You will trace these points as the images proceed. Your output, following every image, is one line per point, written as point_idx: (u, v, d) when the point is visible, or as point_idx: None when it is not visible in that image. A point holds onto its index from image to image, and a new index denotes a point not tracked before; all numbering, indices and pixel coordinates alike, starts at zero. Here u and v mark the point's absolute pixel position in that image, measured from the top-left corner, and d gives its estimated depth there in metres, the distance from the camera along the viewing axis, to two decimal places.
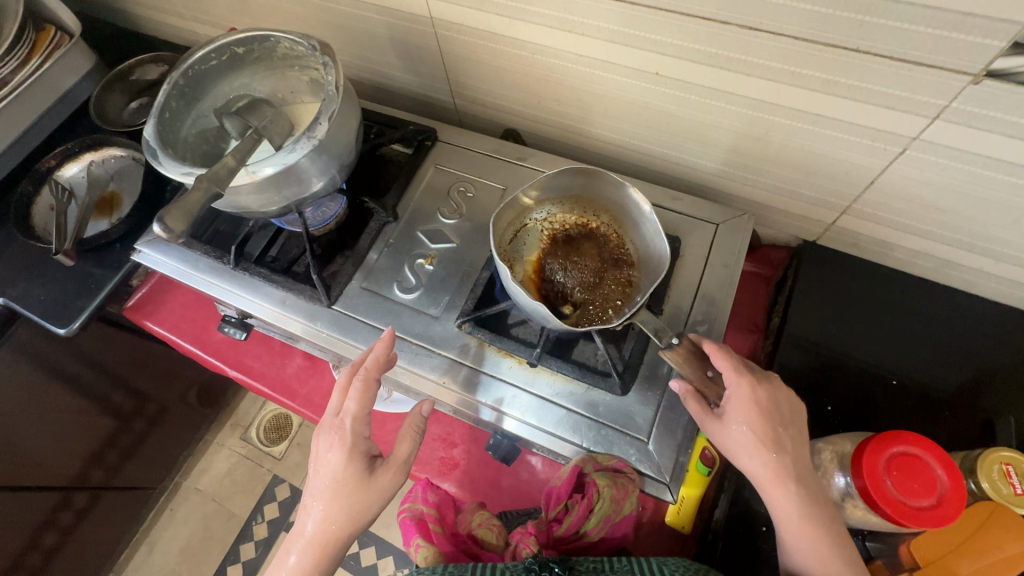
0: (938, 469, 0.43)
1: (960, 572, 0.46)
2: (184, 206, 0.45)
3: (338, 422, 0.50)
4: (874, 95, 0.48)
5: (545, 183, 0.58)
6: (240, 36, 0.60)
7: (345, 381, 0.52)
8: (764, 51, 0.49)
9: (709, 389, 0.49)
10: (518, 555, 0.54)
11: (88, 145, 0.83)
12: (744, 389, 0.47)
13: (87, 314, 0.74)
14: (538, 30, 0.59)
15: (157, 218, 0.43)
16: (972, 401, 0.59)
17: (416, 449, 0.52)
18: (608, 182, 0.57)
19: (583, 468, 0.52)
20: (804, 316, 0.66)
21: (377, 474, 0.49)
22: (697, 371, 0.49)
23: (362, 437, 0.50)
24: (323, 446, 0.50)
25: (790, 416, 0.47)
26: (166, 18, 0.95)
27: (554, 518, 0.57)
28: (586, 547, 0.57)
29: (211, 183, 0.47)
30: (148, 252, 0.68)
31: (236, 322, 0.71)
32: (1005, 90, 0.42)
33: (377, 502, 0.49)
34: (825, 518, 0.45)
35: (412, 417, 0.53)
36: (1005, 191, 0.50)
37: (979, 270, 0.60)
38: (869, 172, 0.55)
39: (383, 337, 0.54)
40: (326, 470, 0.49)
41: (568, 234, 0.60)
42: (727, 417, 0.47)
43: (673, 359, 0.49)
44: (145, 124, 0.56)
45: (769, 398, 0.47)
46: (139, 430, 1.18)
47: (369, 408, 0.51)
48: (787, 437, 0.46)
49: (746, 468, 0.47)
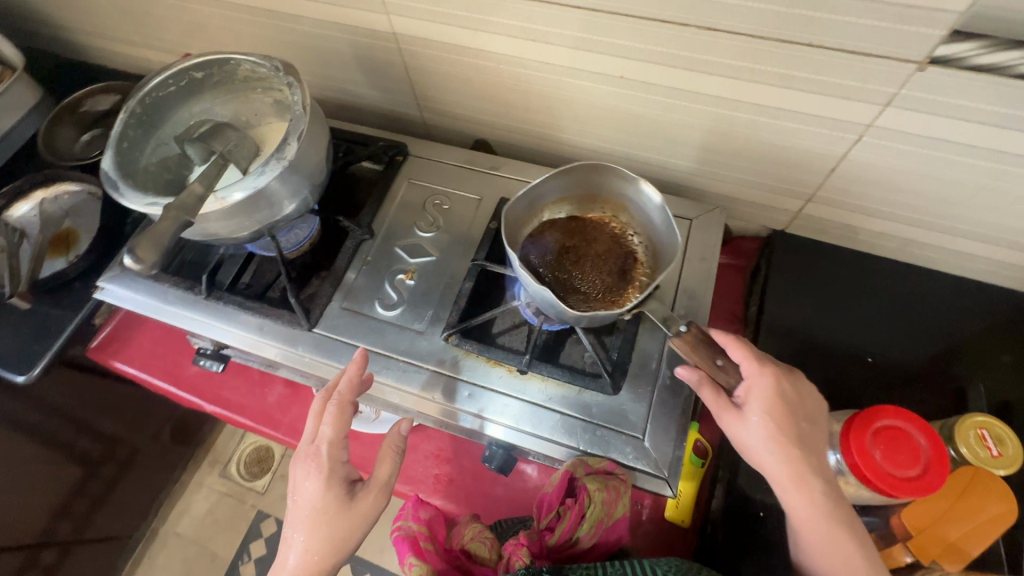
0: (920, 438, 0.44)
1: (949, 537, 0.47)
2: (156, 237, 0.44)
3: (313, 449, 0.49)
4: (827, 86, 0.50)
5: (559, 181, 0.57)
6: (198, 61, 0.58)
7: (320, 406, 0.51)
8: (723, 50, 0.51)
9: (720, 377, 0.49)
10: (512, 567, 0.54)
11: (39, 181, 0.79)
12: (766, 379, 0.48)
13: (47, 359, 0.70)
14: (502, 40, 0.60)
15: (127, 251, 0.43)
16: (941, 373, 0.62)
17: (396, 469, 0.51)
18: (621, 178, 0.55)
19: (574, 472, 0.52)
20: (781, 303, 0.68)
21: (357, 499, 0.49)
22: (707, 357, 0.50)
23: (339, 462, 0.49)
24: (300, 475, 0.49)
25: (808, 411, 0.49)
26: (118, 47, 0.92)
27: (545, 526, 0.57)
28: (581, 551, 0.57)
29: (181, 211, 0.45)
30: (111, 289, 0.64)
31: (212, 354, 0.65)
32: (950, 74, 0.44)
33: (360, 528, 0.48)
34: (847, 514, 0.46)
35: (389, 438, 0.52)
36: (955, 170, 0.52)
37: (939, 246, 0.63)
38: (830, 159, 0.58)
39: (355, 358, 0.53)
40: (304, 500, 0.48)
41: (584, 234, 0.59)
42: (746, 409, 0.48)
43: (683, 347, 0.49)
44: (102, 155, 0.54)
45: (793, 393, 0.49)
46: (110, 476, 1.12)
47: (345, 432, 0.50)
48: (812, 433, 0.48)
49: (764, 467, 0.48)
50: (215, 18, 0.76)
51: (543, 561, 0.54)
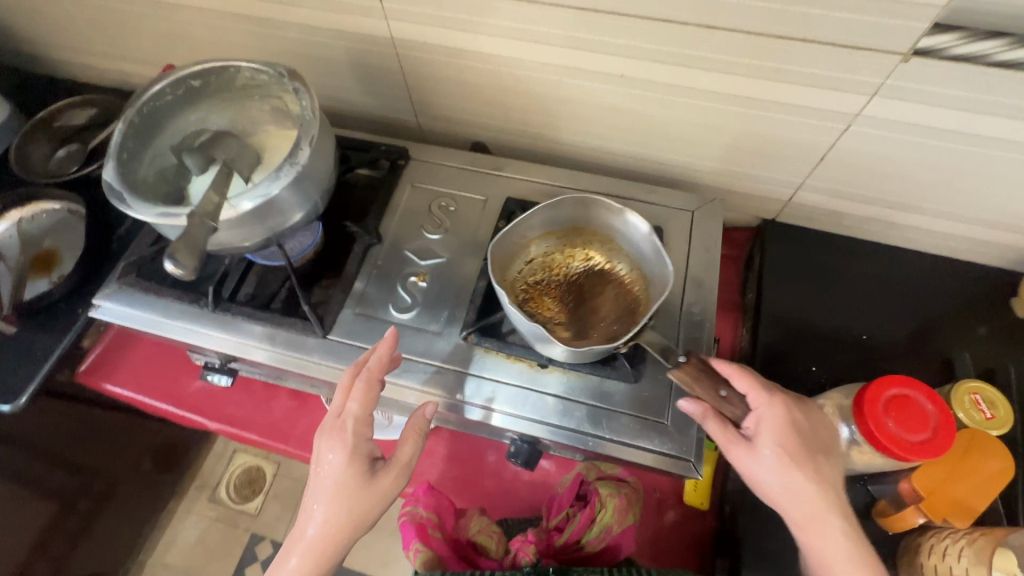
0: (927, 404, 0.47)
1: (957, 495, 0.50)
2: (191, 241, 0.45)
3: (339, 423, 0.49)
4: (817, 79, 0.53)
5: (545, 214, 0.57)
6: (196, 69, 0.57)
7: (348, 382, 0.51)
8: (718, 47, 0.54)
9: (727, 409, 0.50)
10: (518, 562, 0.59)
11: (14, 201, 0.76)
12: (776, 408, 0.49)
13: (34, 386, 0.67)
14: (501, 43, 0.61)
15: (167, 257, 0.44)
16: (930, 346, 0.66)
17: (419, 450, 0.50)
18: (607, 209, 0.56)
19: (586, 476, 0.62)
20: (777, 289, 0.71)
21: (378, 477, 0.48)
22: (710, 389, 0.50)
23: (365, 438, 0.49)
24: (324, 447, 0.48)
25: (818, 441, 0.49)
26: (91, 60, 0.89)
27: (555, 527, 0.62)
28: (589, 559, 0.60)
29: (206, 216, 0.47)
30: (108, 305, 0.62)
31: (220, 368, 0.64)
32: (931, 65, 0.48)
33: (379, 505, 0.48)
34: (857, 541, 0.46)
35: (416, 419, 0.51)
36: (936, 155, 0.56)
37: (919, 228, 0.67)
38: (819, 149, 0.61)
39: (387, 337, 0.52)
40: (327, 472, 0.47)
41: (575, 270, 0.59)
42: (757, 441, 0.48)
43: (683, 377, 0.50)
44: (103, 167, 0.52)
45: (802, 421, 0.50)
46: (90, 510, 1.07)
47: (371, 410, 0.50)
48: (825, 463, 0.48)
49: (777, 500, 0.48)
50: (201, 28, 0.75)
51: (548, 560, 0.59)
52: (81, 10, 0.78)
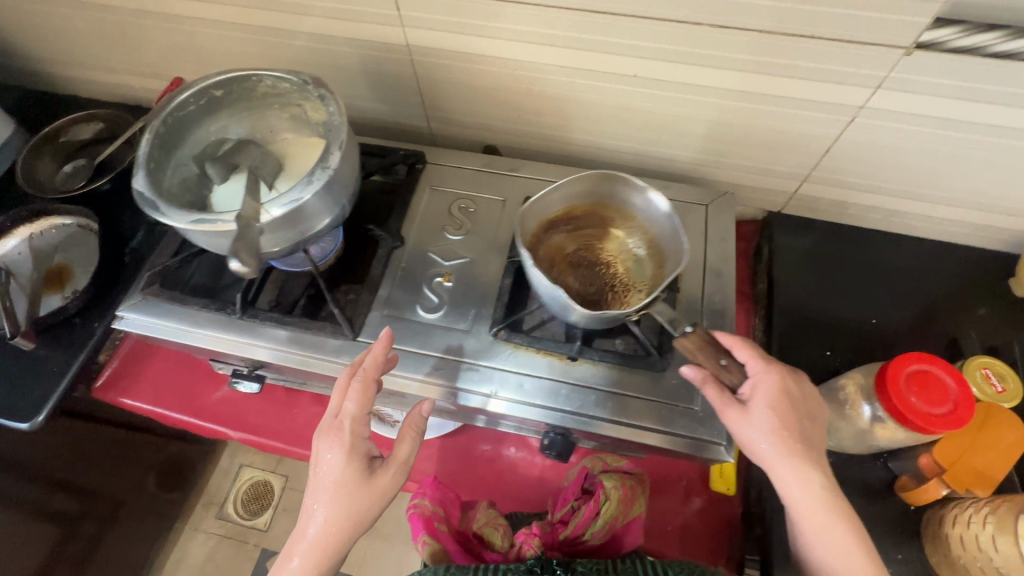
0: (947, 379, 0.49)
1: (978, 466, 0.53)
2: (247, 241, 0.47)
3: (336, 424, 0.49)
4: (824, 74, 0.56)
5: (573, 188, 0.59)
6: (219, 79, 0.58)
7: (344, 383, 0.51)
8: (729, 46, 0.56)
9: (725, 376, 0.50)
10: (523, 555, 0.58)
11: (24, 216, 0.75)
12: (771, 376, 0.50)
13: (53, 403, 0.67)
14: (517, 47, 0.63)
15: (233, 256, 0.46)
16: (937, 327, 0.69)
17: (417, 448, 0.51)
18: (631, 187, 0.58)
19: (592, 469, 0.63)
20: (787, 279, 0.73)
21: (376, 475, 0.49)
22: (711, 358, 0.51)
23: (361, 438, 0.49)
24: (323, 449, 0.49)
25: (809, 410, 0.50)
26: (96, 75, 0.89)
27: (559, 520, 0.62)
28: (595, 550, 0.61)
29: (250, 219, 0.49)
30: (133, 317, 0.62)
31: (249, 374, 0.64)
32: (932, 58, 0.51)
33: (379, 502, 0.48)
34: (840, 505, 0.48)
35: (412, 417, 0.51)
36: (937, 143, 0.59)
37: (920, 214, 0.70)
38: (824, 141, 0.64)
39: (381, 338, 0.53)
40: (326, 472, 0.48)
41: (595, 244, 0.61)
42: (750, 405, 0.49)
43: (687, 346, 0.51)
44: (132, 177, 0.52)
45: (796, 391, 0.50)
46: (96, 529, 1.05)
47: (368, 410, 0.50)
48: (813, 431, 0.49)
49: (771, 466, 0.48)
50: (213, 40, 0.75)
51: (554, 553, 0.59)
52: (89, 25, 0.78)
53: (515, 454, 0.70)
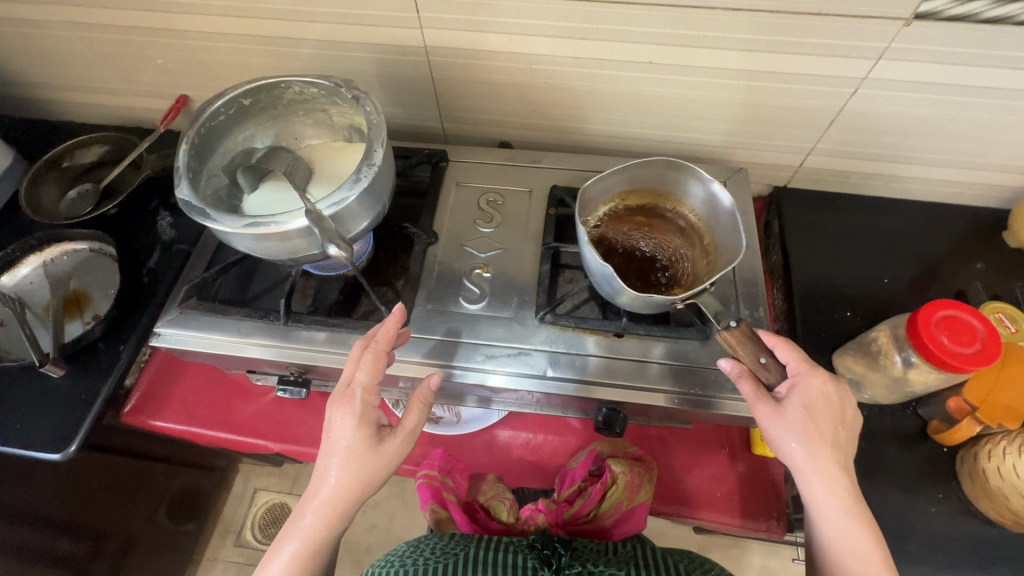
0: (974, 321, 0.53)
1: (1005, 401, 0.57)
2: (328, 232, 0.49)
3: (348, 393, 0.49)
4: (829, 49, 0.59)
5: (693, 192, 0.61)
6: (248, 87, 0.59)
7: (357, 352, 0.51)
8: (741, 27, 0.59)
9: (760, 373, 0.52)
10: (525, 530, 0.63)
11: (32, 245, 0.73)
12: (812, 376, 0.50)
13: (83, 432, 0.65)
14: (536, 41, 0.65)
15: (332, 244, 0.48)
16: (943, 282, 0.73)
17: (424, 419, 0.52)
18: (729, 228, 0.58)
19: (601, 454, 0.66)
20: (800, 248, 0.77)
21: (384, 442, 0.49)
22: (752, 353, 0.52)
23: (373, 406, 0.49)
24: (335, 415, 0.49)
25: (840, 412, 0.49)
26: (94, 98, 0.87)
27: (565, 499, 0.64)
28: (596, 530, 0.64)
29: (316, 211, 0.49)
30: (171, 333, 0.61)
31: (294, 381, 0.63)
32: (930, 27, 0.55)
33: (386, 468, 0.49)
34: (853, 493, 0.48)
35: (421, 389, 0.52)
36: (935, 107, 0.63)
37: (918, 177, 0.75)
38: (829, 113, 0.67)
39: (394, 312, 0.53)
40: (337, 436, 0.48)
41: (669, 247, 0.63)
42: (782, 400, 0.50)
43: (729, 340, 0.53)
44: (176, 187, 0.52)
45: (836, 396, 0.50)
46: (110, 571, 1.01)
47: (379, 379, 0.50)
48: (844, 428, 0.49)
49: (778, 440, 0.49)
50: (221, 55, 0.75)
51: (557, 530, 0.62)
52: (91, 46, 0.77)
53: (562, 441, 0.70)
